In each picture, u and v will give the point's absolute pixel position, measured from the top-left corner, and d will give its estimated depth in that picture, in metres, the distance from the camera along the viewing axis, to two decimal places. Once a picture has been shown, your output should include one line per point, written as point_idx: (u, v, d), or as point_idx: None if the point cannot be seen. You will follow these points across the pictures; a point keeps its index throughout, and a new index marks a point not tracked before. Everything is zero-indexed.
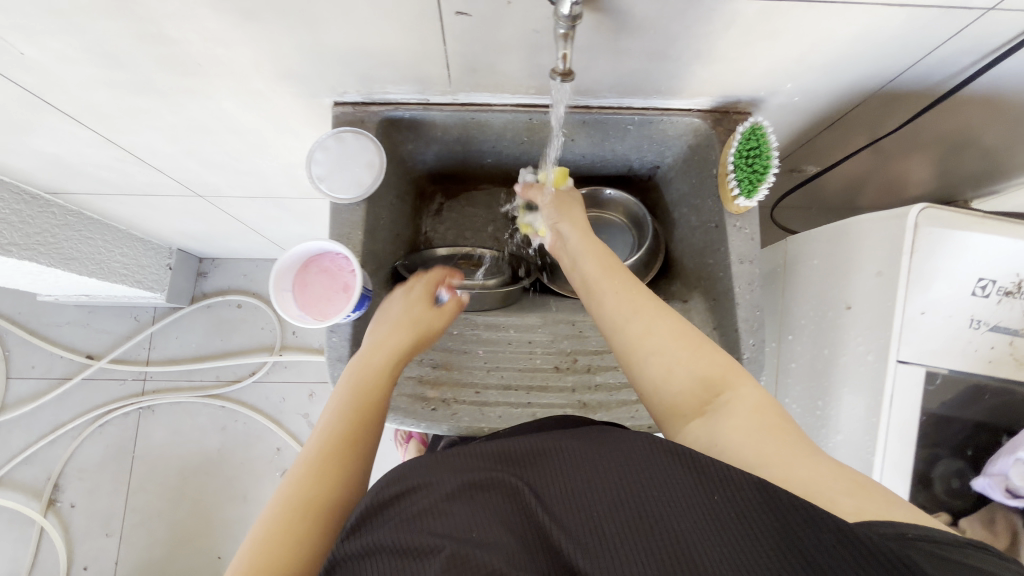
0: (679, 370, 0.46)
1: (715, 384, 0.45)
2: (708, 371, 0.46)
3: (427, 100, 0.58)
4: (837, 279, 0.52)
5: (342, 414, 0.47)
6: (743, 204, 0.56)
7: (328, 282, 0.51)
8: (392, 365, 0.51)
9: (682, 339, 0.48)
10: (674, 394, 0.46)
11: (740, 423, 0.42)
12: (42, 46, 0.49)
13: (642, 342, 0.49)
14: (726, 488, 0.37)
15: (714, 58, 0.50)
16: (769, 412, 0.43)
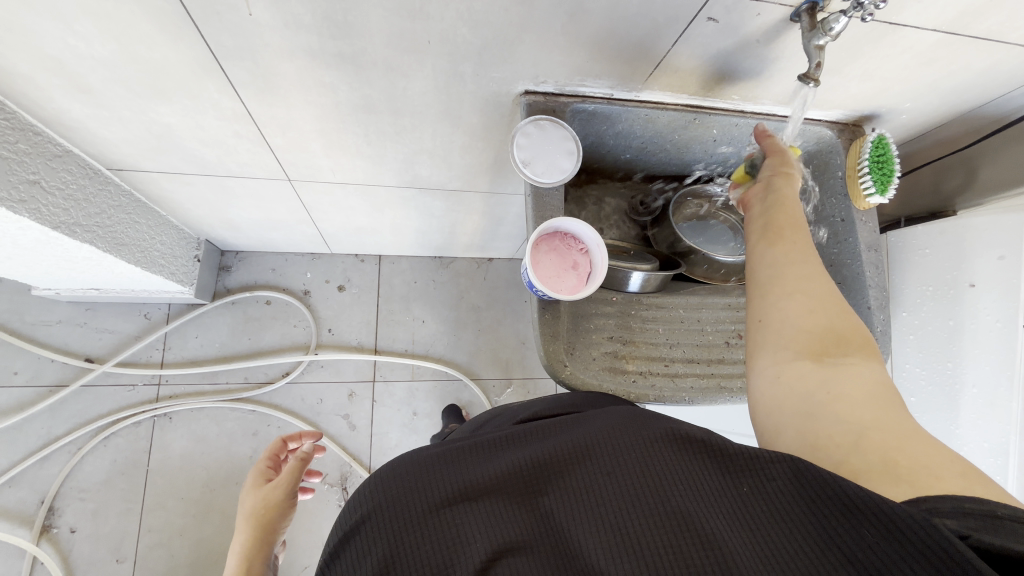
0: (826, 316, 0.49)
1: (853, 341, 0.48)
2: (848, 331, 0.49)
3: (612, 95, 0.62)
4: (954, 263, 0.64)
5: (237, 557, 0.64)
6: (875, 200, 0.66)
7: (559, 260, 0.58)
8: (257, 516, 0.67)
9: (829, 294, 0.51)
10: (809, 331, 0.49)
11: (860, 384, 0.45)
12: (279, 8, 0.47)
13: (794, 282, 0.52)
14: (754, 479, 0.42)
15: (873, 77, 0.60)
16: (888, 390, 0.45)
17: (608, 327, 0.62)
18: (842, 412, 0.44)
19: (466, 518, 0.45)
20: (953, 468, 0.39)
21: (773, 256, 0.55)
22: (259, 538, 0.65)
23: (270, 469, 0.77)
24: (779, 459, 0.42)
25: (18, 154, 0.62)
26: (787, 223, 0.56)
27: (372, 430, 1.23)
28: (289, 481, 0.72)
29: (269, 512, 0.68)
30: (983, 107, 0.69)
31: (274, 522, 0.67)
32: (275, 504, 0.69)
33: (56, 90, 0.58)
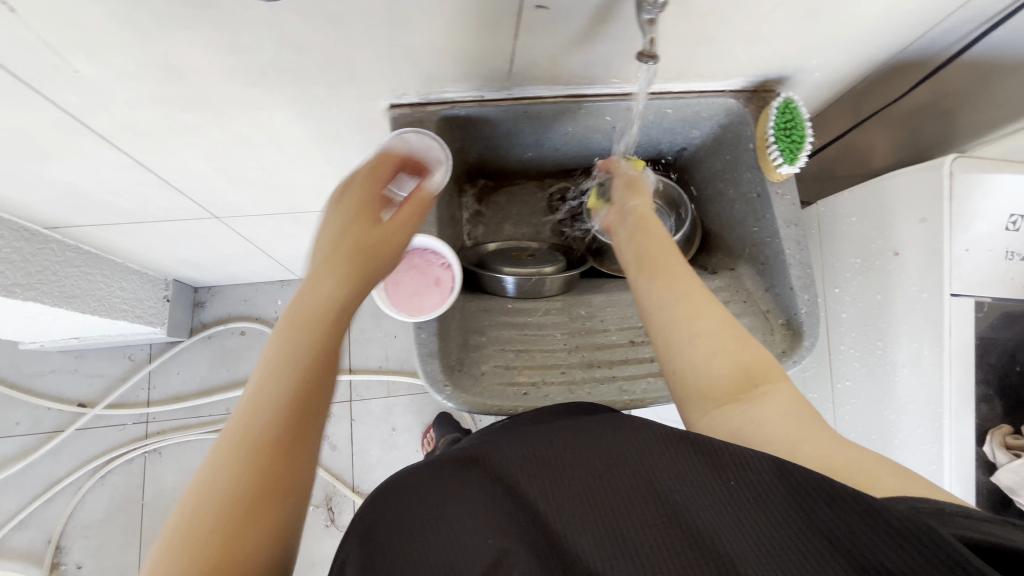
0: (727, 350, 0.47)
1: (761, 373, 0.46)
2: (751, 360, 0.46)
3: (483, 97, 0.60)
4: (878, 230, 0.58)
5: (274, 381, 0.38)
6: (786, 171, 0.60)
7: (419, 278, 0.57)
8: (341, 312, 0.43)
9: (726, 326, 0.48)
10: (715, 376, 0.46)
11: (779, 412, 0.43)
12: (102, 63, 0.47)
13: (691, 322, 0.49)
14: (743, 474, 0.36)
15: (756, 39, 0.55)
16: (807, 409, 0.44)
17: (501, 338, 0.60)
18: (771, 430, 0.42)
19: (449, 519, 0.36)
20: (884, 466, 0.37)
21: (657, 292, 0.52)
22: (296, 383, 0.38)
23: (365, 216, 0.49)
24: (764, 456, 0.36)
25: None
26: (660, 250, 0.56)
27: (353, 449, 1.25)
28: (322, 344, 0.41)
29: (301, 350, 0.39)
30: (906, 53, 0.62)
31: (322, 343, 0.41)
32: (352, 277, 0.45)
33: None
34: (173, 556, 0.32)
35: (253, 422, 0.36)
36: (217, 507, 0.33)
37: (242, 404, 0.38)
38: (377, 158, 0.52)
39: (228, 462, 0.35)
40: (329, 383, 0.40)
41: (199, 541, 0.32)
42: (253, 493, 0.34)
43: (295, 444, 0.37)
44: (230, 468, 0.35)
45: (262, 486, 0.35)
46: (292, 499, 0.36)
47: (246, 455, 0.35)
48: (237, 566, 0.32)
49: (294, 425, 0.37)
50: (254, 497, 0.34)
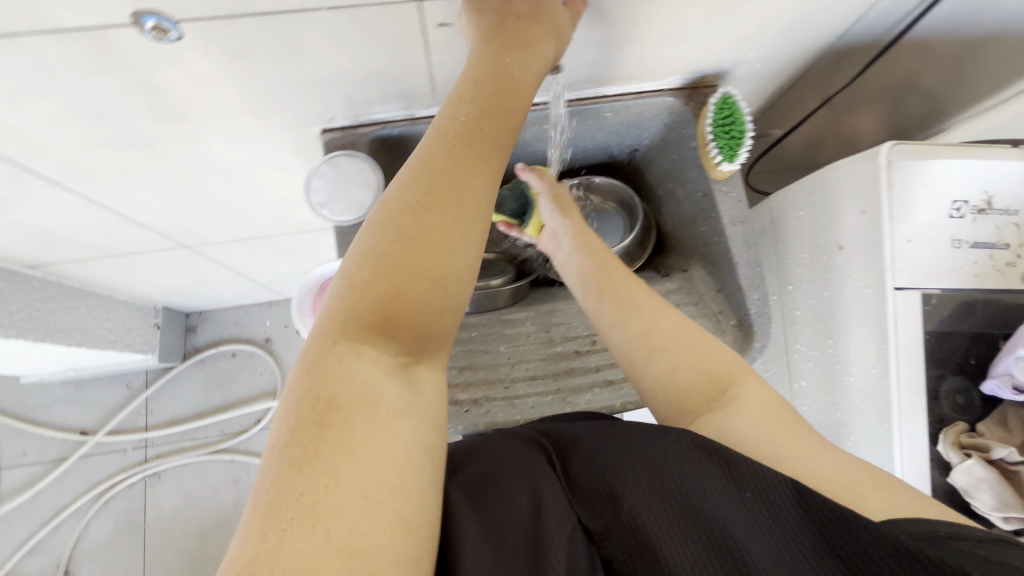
0: (685, 362, 0.49)
1: (724, 381, 0.47)
2: (715, 368, 0.48)
3: (412, 115, 0.60)
4: (824, 223, 0.55)
5: (358, 281, 0.36)
6: (727, 168, 0.59)
7: None
8: (428, 191, 0.38)
9: (685, 336, 0.51)
10: (680, 389, 0.49)
11: (755, 418, 0.43)
12: (28, 113, 0.49)
13: (651, 341, 0.51)
14: (757, 484, 0.37)
15: (680, 37, 0.54)
16: (778, 406, 0.44)
17: None
18: (765, 439, 0.42)
19: (509, 509, 0.37)
20: (875, 478, 0.38)
21: (612, 314, 0.55)
22: (452, 205, 0.37)
23: (512, 54, 0.43)
24: (787, 481, 0.36)
25: None
26: (610, 273, 0.58)
27: None
28: (490, 165, 0.40)
29: (456, 173, 0.38)
30: (848, 38, 0.60)
31: (474, 164, 0.39)
32: (493, 112, 0.41)
33: None
34: (320, 368, 0.34)
35: (393, 241, 0.36)
36: (364, 323, 0.36)
37: (379, 219, 0.38)
38: (527, 14, 0.45)
39: (324, 369, 0.34)
40: (484, 202, 0.39)
41: (359, 351, 0.35)
42: (402, 312, 0.36)
43: (439, 273, 0.37)
44: (385, 281, 0.36)
45: (411, 305, 0.36)
46: (446, 319, 0.38)
47: (400, 270, 0.36)
48: (387, 395, 0.34)
49: (428, 250, 0.36)
50: (353, 393, 0.33)
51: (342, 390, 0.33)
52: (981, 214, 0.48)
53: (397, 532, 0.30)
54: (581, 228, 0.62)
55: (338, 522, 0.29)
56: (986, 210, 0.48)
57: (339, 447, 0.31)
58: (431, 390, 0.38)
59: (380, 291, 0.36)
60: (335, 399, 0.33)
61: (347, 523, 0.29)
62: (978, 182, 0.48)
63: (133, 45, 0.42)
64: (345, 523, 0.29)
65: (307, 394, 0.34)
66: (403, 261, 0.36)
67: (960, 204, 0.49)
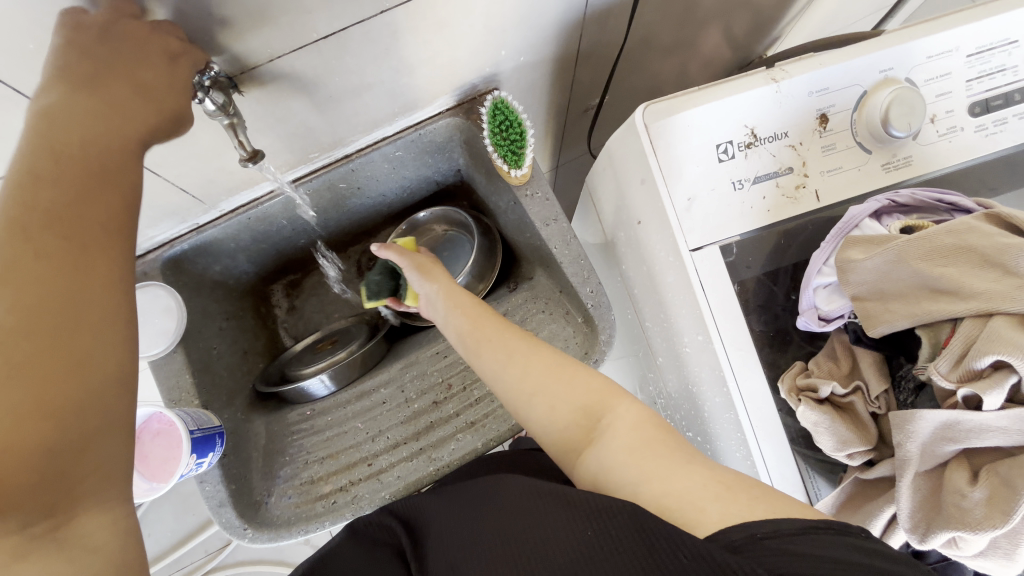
0: (562, 400, 0.39)
1: (596, 409, 0.38)
2: (590, 395, 0.39)
3: (196, 224, 0.58)
4: (622, 198, 0.53)
5: None
6: (518, 173, 0.57)
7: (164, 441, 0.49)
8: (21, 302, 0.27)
9: (557, 369, 0.41)
10: (558, 433, 0.39)
11: (627, 442, 0.35)
12: None
13: (525, 383, 0.41)
14: (595, 518, 0.30)
15: (415, 65, 0.52)
16: (652, 427, 0.35)
17: (304, 452, 0.58)
18: (630, 465, 0.33)
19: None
20: (721, 482, 0.30)
21: (490, 366, 0.44)
22: (62, 322, 0.28)
23: (115, 112, 0.33)
24: (626, 508, 0.29)
25: None
26: (488, 322, 0.48)
27: None
28: (111, 250, 0.31)
29: (52, 279, 0.28)
30: (600, 7, 0.57)
31: (80, 268, 0.29)
32: (95, 188, 0.31)
33: None
34: None
35: None
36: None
37: None
38: (135, 56, 0.33)
39: None
40: (110, 300, 0.30)
41: None
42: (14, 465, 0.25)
43: (71, 402, 0.27)
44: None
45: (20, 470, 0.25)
46: (107, 442, 0.29)
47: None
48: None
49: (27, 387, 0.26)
50: None
51: None
52: (750, 148, 0.47)
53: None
54: (449, 287, 0.54)
55: None
56: (755, 143, 0.47)
57: None
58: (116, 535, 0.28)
59: None
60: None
61: None
62: (734, 119, 0.46)
63: None
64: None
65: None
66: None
67: (728, 146, 0.46)
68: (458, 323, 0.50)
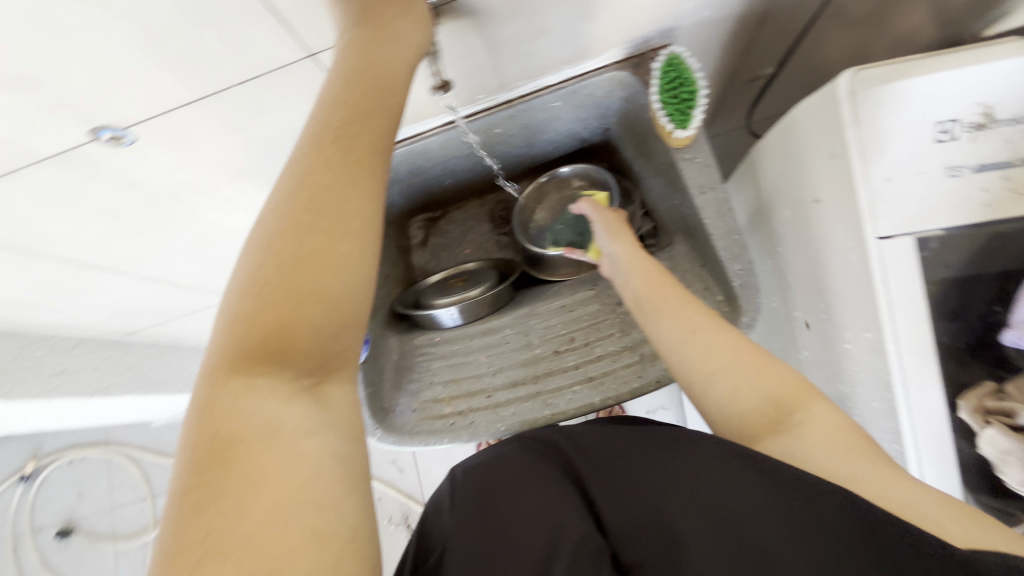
0: (749, 381, 0.39)
1: (788, 403, 0.38)
2: (779, 386, 0.38)
3: None
4: (799, 172, 0.49)
5: (240, 309, 0.32)
6: (682, 135, 0.54)
7: None
8: (304, 199, 0.34)
9: (747, 354, 0.41)
10: (739, 416, 0.39)
11: (827, 438, 0.35)
12: (60, 224, 0.59)
13: (706, 359, 0.41)
14: (792, 486, 0.32)
15: (597, 12, 0.51)
16: (851, 432, 0.36)
17: (430, 372, 0.62)
18: (835, 463, 0.34)
19: (509, 520, 0.37)
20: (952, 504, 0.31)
21: (667, 335, 0.45)
22: (336, 229, 0.33)
23: (381, 51, 0.39)
24: (828, 489, 0.32)
25: (37, 360, 0.87)
26: (666, 290, 0.48)
27: (417, 469, 1.34)
28: (374, 175, 0.36)
29: (327, 188, 0.34)
30: None
31: (350, 176, 0.35)
32: (370, 122, 0.37)
33: (28, 313, 0.80)
34: (212, 411, 0.30)
35: (265, 264, 0.32)
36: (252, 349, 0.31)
37: (254, 243, 0.34)
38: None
39: (213, 410, 0.30)
40: (372, 217, 0.35)
41: (250, 383, 0.31)
42: (295, 331, 0.32)
43: (329, 287, 0.33)
44: (275, 308, 0.31)
45: (298, 332, 0.32)
46: (354, 332, 0.35)
47: (279, 285, 0.32)
48: (290, 419, 0.30)
49: (303, 265, 0.32)
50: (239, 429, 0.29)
51: (230, 426, 0.29)
52: (979, 131, 0.40)
53: (310, 547, 0.26)
54: (632, 249, 0.53)
55: (251, 547, 0.25)
56: (986, 126, 0.40)
57: (234, 479, 0.27)
58: (348, 408, 0.34)
59: (267, 313, 0.31)
60: (233, 435, 0.29)
61: (257, 548, 0.25)
62: (963, 96, 0.40)
63: (105, 155, 0.50)
64: (253, 563, 0.24)
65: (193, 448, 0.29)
66: (284, 281, 0.32)
67: (951, 125, 0.40)
68: (636, 286, 0.50)
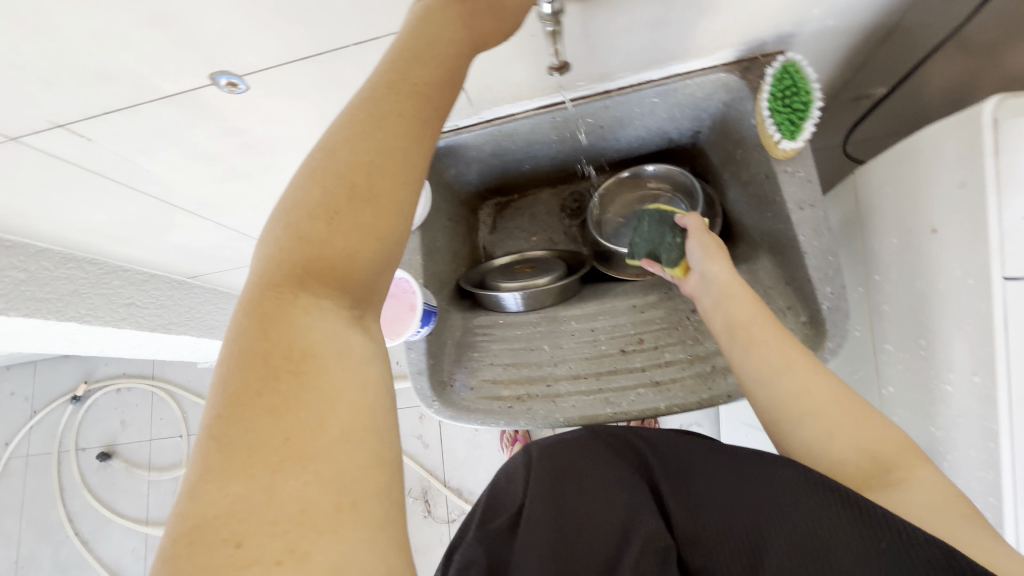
0: (845, 425, 0.39)
1: (887, 459, 0.37)
2: (880, 444, 0.38)
3: (456, 126, 0.63)
4: (916, 199, 0.46)
5: (293, 232, 0.31)
6: (788, 147, 0.52)
7: (396, 305, 0.57)
8: (365, 132, 0.32)
9: (845, 400, 0.40)
10: (835, 465, 0.39)
11: (927, 501, 0.35)
12: (160, 161, 0.62)
13: (798, 400, 0.42)
14: (889, 533, 0.32)
15: (720, 8, 0.49)
16: (962, 504, 0.34)
17: (491, 353, 0.62)
18: (937, 527, 0.33)
19: (580, 505, 0.44)
20: None
21: (759, 368, 0.45)
22: (398, 166, 0.32)
23: (471, 13, 0.36)
24: (929, 544, 0.30)
25: (111, 289, 0.92)
26: (761, 322, 0.47)
27: (442, 447, 1.36)
28: (436, 117, 0.35)
29: (389, 127, 0.32)
30: None
31: (411, 116, 0.33)
32: (443, 60, 0.35)
33: (110, 243, 0.85)
34: (261, 331, 0.30)
35: (317, 195, 0.31)
36: (300, 274, 0.32)
37: (308, 166, 0.33)
38: None
39: (258, 329, 0.30)
40: (427, 158, 0.34)
41: (297, 308, 0.31)
42: (345, 261, 0.31)
43: (379, 223, 0.32)
44: (329, 237, 0.31)
45: (347, 265, 0.31)
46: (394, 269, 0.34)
47: (332, 216, 0.31)
48: (341, 347, 0.30)
49: (359, 201, 0.31)
50: (287, 352, 0.29)
51: (280, 346, 0.29)
52: None
53: (369, 471, 0.27)
54: (731, 272, 0.51)
55: (327, 460, 0.26)
56: None
57: (287, 402, 0.28)
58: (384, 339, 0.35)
59: (317, 242, 0.31)
60: (291, 352, 0.29)
61: (325, 471, 0.26)
62: None
63: (216, 100, 0.52)
64: (321, 481, 0.26)
65: (241, 359, 0.29)
66: (337, 213, 0.31)
67: None
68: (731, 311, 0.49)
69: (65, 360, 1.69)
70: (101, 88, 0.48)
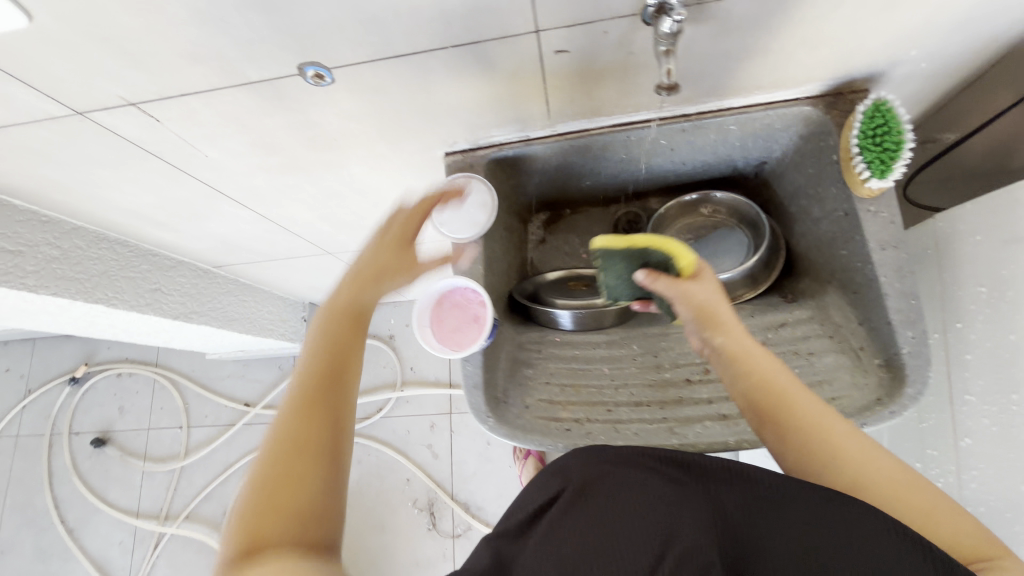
0: (871, 477, 0.42)
1: (970, 550, 0.39)
2: (952, 534, 0.40)
3: (528, 136, 0.62)
4: (1013, 249, 0.46)
5: (269, 457, 0.42)
6: (876, 186, 0.51)
7: (462, 315, 0.59)
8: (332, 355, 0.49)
9: (906, 491, 0.41)
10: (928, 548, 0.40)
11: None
12: (223, 148, 0.60)
13: (855, 488, 0.42)
14: None
15: (822, 41, 0.48)
16: None
17: (547, 371, 0.61)
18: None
19: (618, 514, 0.41)
20: None
21: (800, 458, 0.44)
22: (328, 402, 0.46)
23: (394, 259, 0.55)
24: None
25: (140, 273, 0.89)
26: (792, 404, 0.46)
27: (453, 458, 1.33)
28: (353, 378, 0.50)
29: (334, 397, 0.47)
30: None
31: (337, 397, 0.47)
32: (351, 350, 0.51)
33: (147, 226, 0.82)
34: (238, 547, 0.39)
35: (287, 430, 0.44)
36: (253, 542, 0.39)
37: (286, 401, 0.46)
38: (407, 237, 0.57)
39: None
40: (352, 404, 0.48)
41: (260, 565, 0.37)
42: (287, 482, 0.41)
43: (320, 454, 0.44)
44: (282, 460, 0.42)
45: (293, 480, 0.41)
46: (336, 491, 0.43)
47: (292, 450, 0.43)
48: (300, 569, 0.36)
49: (307, 447, 0.43)
50: (245, 552, 0.38)
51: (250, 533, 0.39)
52: None
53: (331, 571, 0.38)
54: (748, 349, 0.49)
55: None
56: None
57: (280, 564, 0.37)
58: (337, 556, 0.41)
59: (285, 452, 0.42)
60: (252, 548, 0.38)
61: None
62: None
63: (299, 90, 0.50)
64: None
65: None
66: (303, 442, 0.43)
67: None
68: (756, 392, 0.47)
69: (66, 340, 1.64)
70: (187, 69, 0.46)
